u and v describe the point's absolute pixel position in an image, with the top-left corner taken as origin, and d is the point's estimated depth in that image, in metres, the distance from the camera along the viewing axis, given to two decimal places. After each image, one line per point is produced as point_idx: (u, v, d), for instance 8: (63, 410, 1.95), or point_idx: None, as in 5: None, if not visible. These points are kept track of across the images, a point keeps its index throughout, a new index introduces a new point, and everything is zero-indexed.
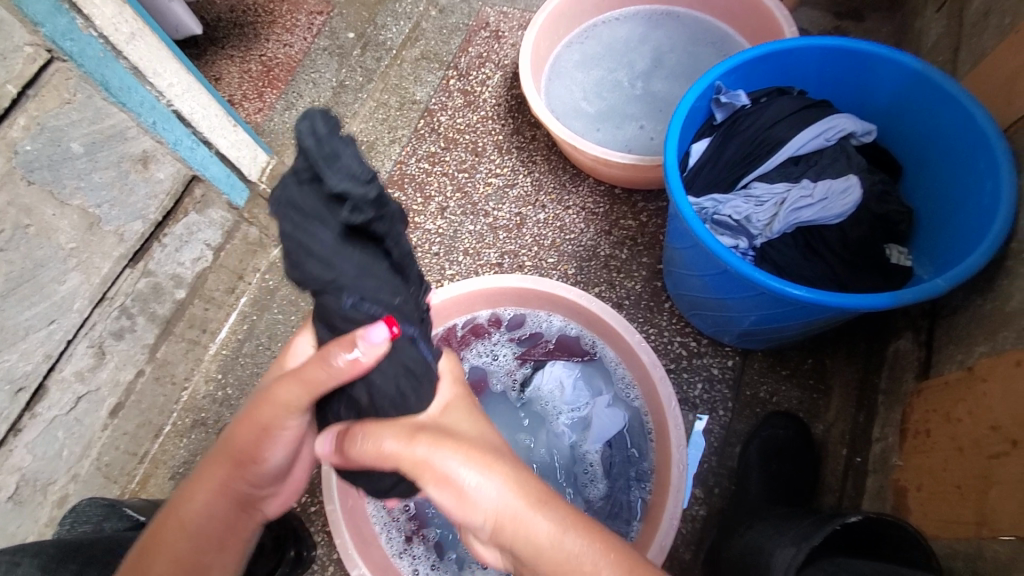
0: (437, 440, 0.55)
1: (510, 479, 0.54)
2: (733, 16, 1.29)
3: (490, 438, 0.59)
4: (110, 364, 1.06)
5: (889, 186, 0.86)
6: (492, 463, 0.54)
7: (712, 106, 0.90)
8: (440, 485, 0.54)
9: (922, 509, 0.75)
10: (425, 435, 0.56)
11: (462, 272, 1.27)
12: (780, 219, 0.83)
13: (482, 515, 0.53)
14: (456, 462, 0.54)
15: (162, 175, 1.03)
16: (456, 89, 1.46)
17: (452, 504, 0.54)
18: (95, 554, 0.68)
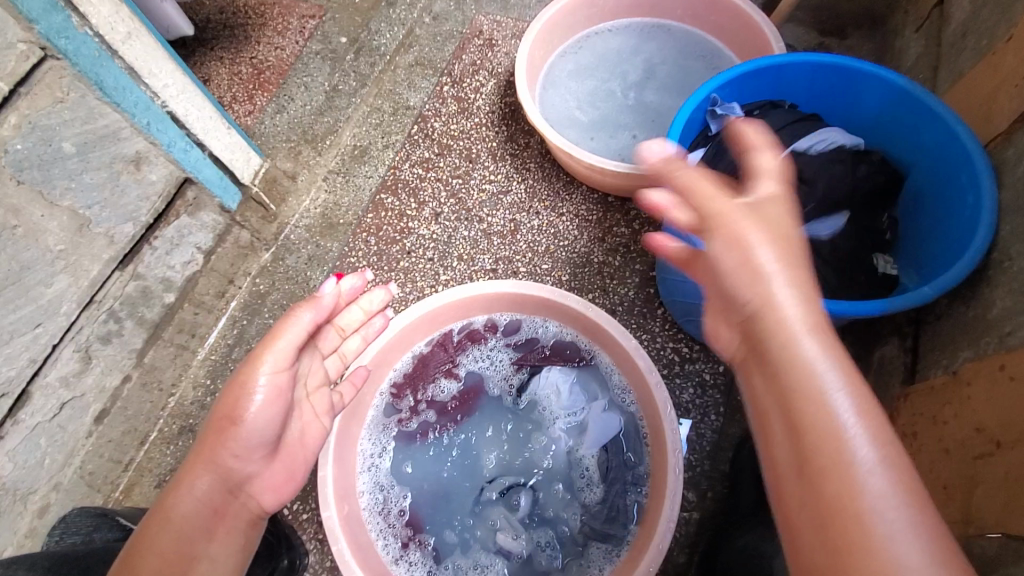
0: (751, 230, 0.59)
1: (795, 298, 0.55)
2: (723, 30, 1.32)
3: (796, 252, 0.60)
4: (96, 369, 1.04)
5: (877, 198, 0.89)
6: (789, 279, 0.56)
7: (707, 118, 0.92)
8: (740, 269, 0.58)
9: None
10: (760, 226, 0.59)
11: (457, 277, 1.27)
12: None
13: (786, 316, 0.55)
14: (767, 255, 0.57)
15: (154, 177, 1.02)
16: (449, 95, 1.47)
17: (753, 301, 0.57)
18: (89, 568, 0.66)
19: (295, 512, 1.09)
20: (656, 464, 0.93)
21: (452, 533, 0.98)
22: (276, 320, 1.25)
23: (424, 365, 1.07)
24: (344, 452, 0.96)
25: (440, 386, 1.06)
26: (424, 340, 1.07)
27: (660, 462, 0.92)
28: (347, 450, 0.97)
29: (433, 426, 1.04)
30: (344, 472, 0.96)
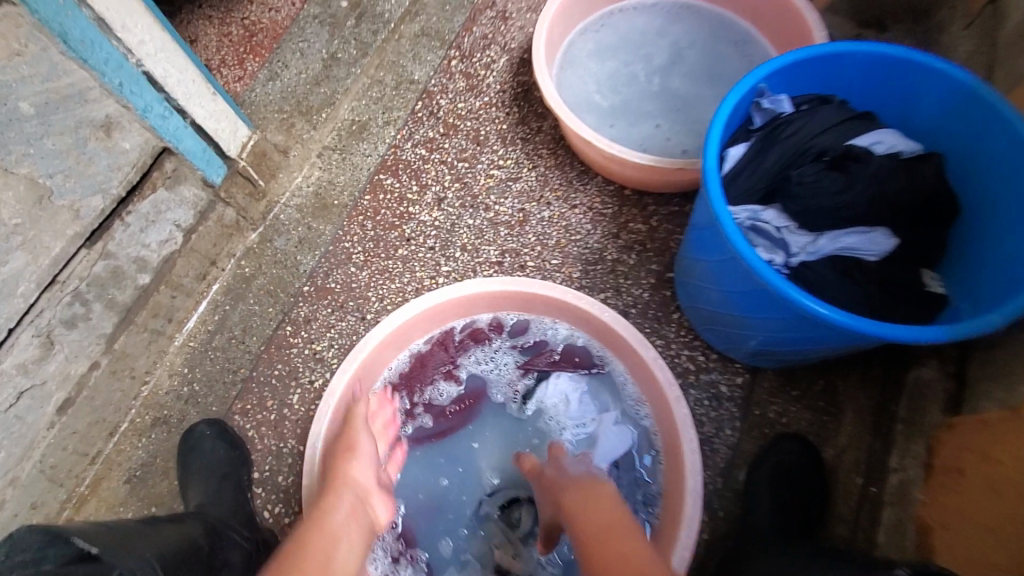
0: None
1: None
2: (757, 15, 1.22)
3: None
4: (59, 356, 0.94)
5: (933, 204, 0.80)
6: None
7: (751, 109, 0.83)
8: None
9: (951, 553, 0.71)
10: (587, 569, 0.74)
11: (459, 269, 1.18)
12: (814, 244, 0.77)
13: None
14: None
15: (127, 145, 0.91)
16: (457, 71, 1.36)
17: None
18: None
19: (276, 516, 1.02)
20: (670, 486, 0.86)
21: (450, 547, 0.92)
22: (262, 307, 1.16)
23: (421, 365, 0.99)
24: None
25: (439, 388, 0.99)
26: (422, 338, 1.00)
27: (675, 485, 0.84)
28: None
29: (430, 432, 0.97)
30: None
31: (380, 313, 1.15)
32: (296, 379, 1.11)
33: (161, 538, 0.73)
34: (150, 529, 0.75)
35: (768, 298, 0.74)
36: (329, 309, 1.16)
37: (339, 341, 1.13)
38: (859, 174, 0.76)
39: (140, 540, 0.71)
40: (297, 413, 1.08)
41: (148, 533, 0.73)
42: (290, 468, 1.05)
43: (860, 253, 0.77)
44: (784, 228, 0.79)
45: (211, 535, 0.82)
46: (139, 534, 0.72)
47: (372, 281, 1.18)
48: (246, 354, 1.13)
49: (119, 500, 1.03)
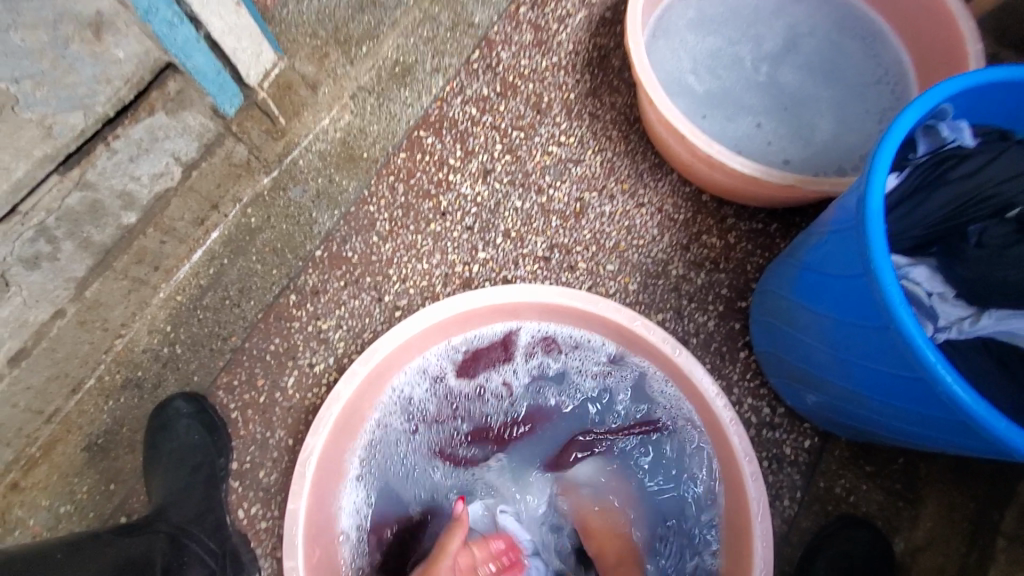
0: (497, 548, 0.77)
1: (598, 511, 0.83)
2: (900, 10, 1.00)
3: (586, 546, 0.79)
4: (17, 300, 0.79)
5: None
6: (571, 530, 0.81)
7: (918, 133, 0.64)
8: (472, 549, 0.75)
9: None
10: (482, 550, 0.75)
11: (498, 259, 1.01)
12: (962, 329, 0.62)
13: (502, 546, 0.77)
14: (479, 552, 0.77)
15: (122, 54, 0.72)
16: (526, 19, 1.15)
17: None
18: None
19: (252, 517, 0.88)
20: (729, 571, 0.74)
21: None
22: (264, 266, 0.99)
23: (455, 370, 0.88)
24: (327, 474, 0.78)
25: (473, 401, 0.88)
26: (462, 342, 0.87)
27: (735, 574, 0.73)
28: (330, 474, 0.79)
29: (453, 448, 0.87)
30: (322, 500, 0.77)
31: (400, 296, 0.99)
32: (293, 359, 0.95)
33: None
34: (76, 564, 0.62)
35: (912, 386, 0.58)
36: (341, 282, 1.00)
37: (348, 321, 0.97)
38: None
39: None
40: (289, 399, 0.93)
41: (72, 571, 0.61)
42: (275, 462, 0.90)
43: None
44: (936, 296, 0.63)
45: (169, 555, 0.70)
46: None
47: (395, 257, 1.01)
48: (241, 320, 0.98)
49: (77, 469, 0.90)
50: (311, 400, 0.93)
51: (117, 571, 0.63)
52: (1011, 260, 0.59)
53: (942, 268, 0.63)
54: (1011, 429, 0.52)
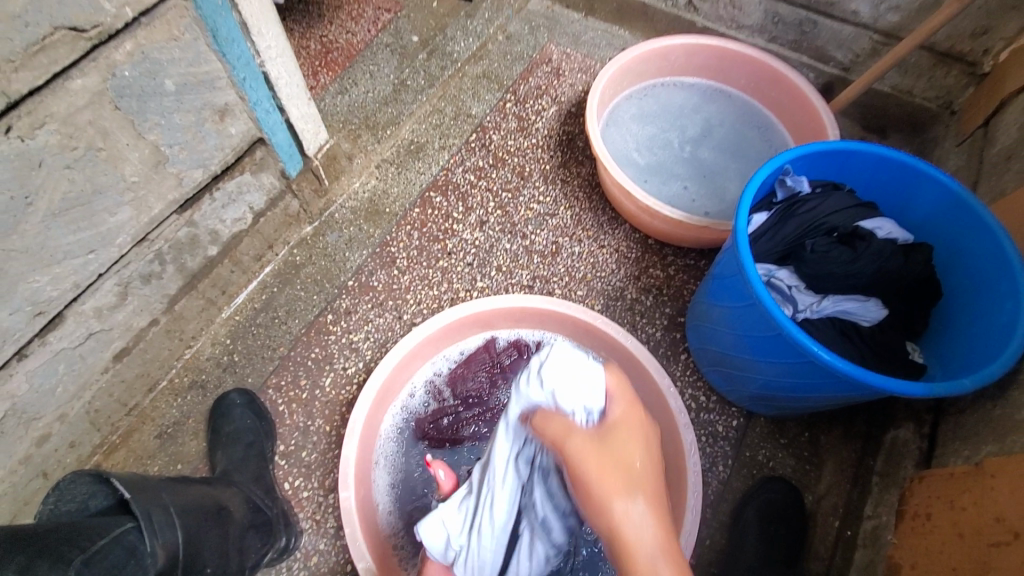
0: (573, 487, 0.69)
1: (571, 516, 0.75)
2: (782, 108, 1.39)
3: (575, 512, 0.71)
4: (128, 308, 1.02)
5: (931, 279, 0.91)
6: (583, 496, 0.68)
7: (776, 184, 0.97)
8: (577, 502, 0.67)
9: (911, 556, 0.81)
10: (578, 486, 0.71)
11: (493, 287, 1.30)
12: (813, 309, 0.91)
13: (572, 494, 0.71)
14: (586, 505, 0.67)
15: (234, 131, 1.02)
16: (511, 112, 1.52)
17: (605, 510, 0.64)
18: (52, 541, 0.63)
19: (296, 488, 1.08)
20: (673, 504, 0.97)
21: None
22: (307, 292, 1.26)
23: (463, 367, 1.12)
24: (368, 438, 0.99)
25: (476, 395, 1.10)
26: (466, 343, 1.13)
27: (677, 502, 0.95)
28: (369, 439, 1.00)
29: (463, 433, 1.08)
30: (364, 458, 0.98)
31: (416, 315, 1.25)
32: (331, 364, 1.19)
33: (186, 493, 0.81)
34: (180, 484, 0.83)
35: (781, 342, 0.86)
36: (369, 305, 1.26)
37: (375, 335, 1.22)
38: (864, 250, 0.90)
39: (169, 490, 0.78)
40: (327, 395, 1.16)
41: (178, 486, 0.81)
42: (315, 445, 1.11)
43: (856, 317, 0.90)
44: (794, 287, 0.93)
45: (236, 501, 0.90)
46: (169, 486, 0.80)
47: (412, 285, 1.29)
48: (287, 334, 1.21)
49: (149, 453, 1.09)
50: (344, 396, 1.16)
51: (203, 497, 0.84)
52: (833, 258, 0.90)
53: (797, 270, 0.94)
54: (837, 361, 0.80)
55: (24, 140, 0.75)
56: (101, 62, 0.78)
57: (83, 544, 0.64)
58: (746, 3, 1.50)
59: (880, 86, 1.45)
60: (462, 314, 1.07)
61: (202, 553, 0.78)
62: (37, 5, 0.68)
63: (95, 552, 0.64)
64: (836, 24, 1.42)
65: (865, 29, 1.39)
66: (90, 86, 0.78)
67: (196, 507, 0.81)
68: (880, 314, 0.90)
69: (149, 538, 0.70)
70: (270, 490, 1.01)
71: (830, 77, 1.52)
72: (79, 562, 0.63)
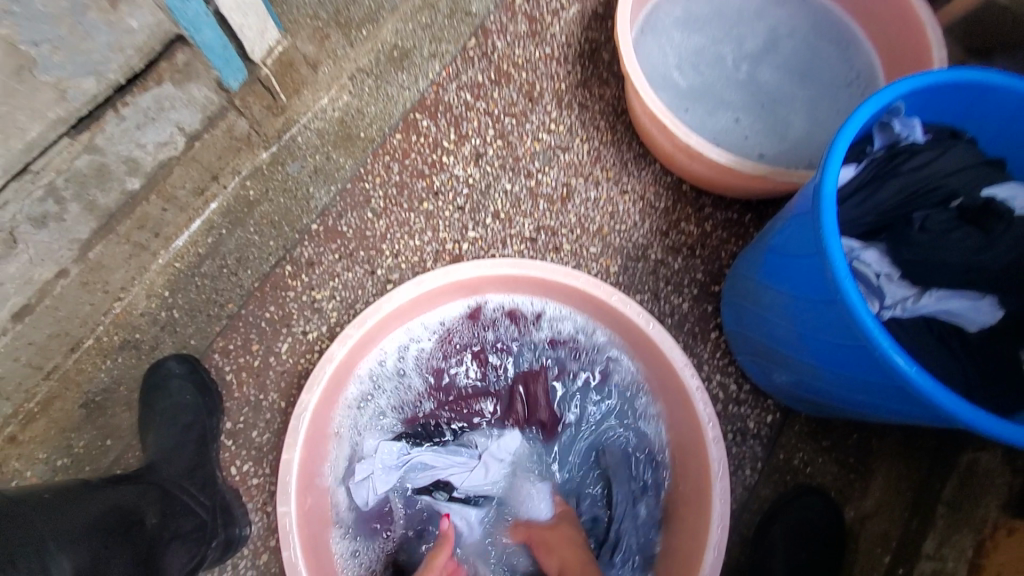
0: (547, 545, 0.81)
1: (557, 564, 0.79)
2: (873, 17, 1.07)
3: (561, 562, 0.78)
4: (22, 257, 0.82)
5: None
6: None
7: (874, 128, 0.70)
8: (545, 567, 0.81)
9: None
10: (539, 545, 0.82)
11: (487, 238, 1.06)
12: (908, 306, 0.68)
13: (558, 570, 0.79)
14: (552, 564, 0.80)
15: (135, 24, 0.76)
16: (521, 10, 1.20)
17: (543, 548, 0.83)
18: None
19: (245, 474, 0.92)
20: (690, 529, 0.80)
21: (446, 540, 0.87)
22: (262, 238, 1.05)
23: (439, 341, 0.93)
24: (318, 431, 0.82)
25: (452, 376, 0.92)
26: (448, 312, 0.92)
27: (696, 531, 0.78)
28: (321, 432, 0.82)
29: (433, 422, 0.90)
30: (313, 455, 0.81)
31: (392, 271, 1.03)
32: (288, 327, 0.99)
33: (77, 512, 0.63)
34: (69, 498, 0.64)
35: (861, 355, 0.64)
36: (336, 255, 1.04)
37: (341, 293, 1.01)
38: (1000, 234, 0.64)
39: (44, 516, 0.60)
40: (283, 364, 0.97)
41: (61, 505, 0.63)
42: (268, 424, 0.94)
43: (961, 320, 0.68)
44: (884, 277, 0.68)
45: (158, 506, 0.72)
46: (47, 509, 0.61)
47: (388, 233, 1.06)
48: (239, 288, 1.05)
49: (75, 426, 0.94)
50: (303, 366, 0.97)
51: (105, 509, 0.66)
52: (949, 241, 0.65)
53: (890, 251, 0.69)
54: (943, 393, 0.58)
55: None
56: None
57: None
58: None
59: None
60: (441, 282, 0.85)
61: None
62: None
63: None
64: None
65: None
66: None
67: (93, 527, 0.62)
68: (993, 315, 0.67)
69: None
70: (207, 482, 0.85)
71: None
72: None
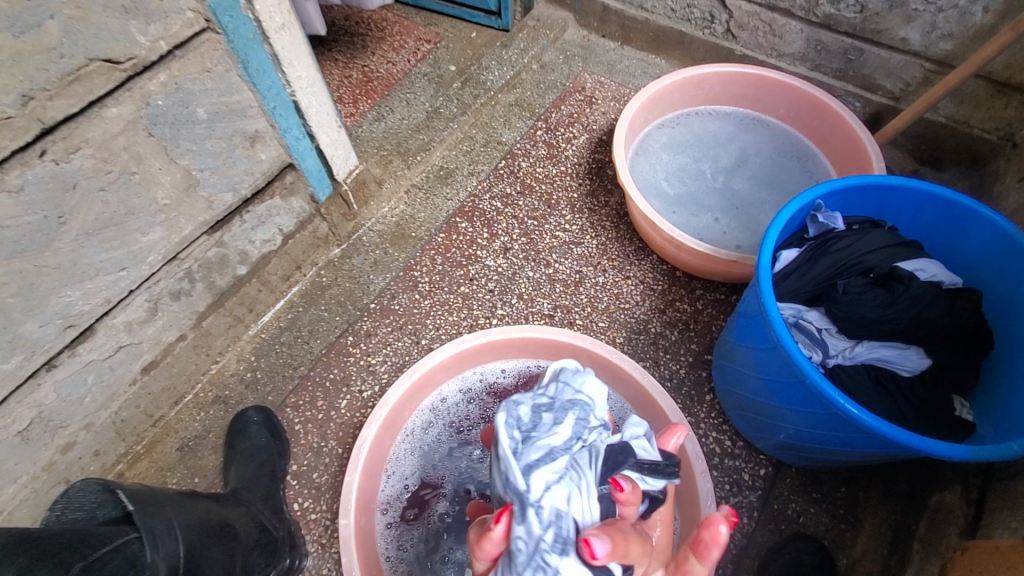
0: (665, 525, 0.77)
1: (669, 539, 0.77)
2: (822, 137, 1.32)
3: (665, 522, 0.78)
4: (158, 322, 1.07)
5: (981, 326, 0.83)
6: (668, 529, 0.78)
7: (807, 220, 0.92)
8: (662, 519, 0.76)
9: None
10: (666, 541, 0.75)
11: (512, 314, 1.27)
12: (848, 354, 0.85)
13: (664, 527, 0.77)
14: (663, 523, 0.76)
15: (264, 156, 1.07)
16: (541, 140, 1.52)
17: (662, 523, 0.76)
18: (49, 550, 0.58)
19: (304, 510, 1.07)
20: None
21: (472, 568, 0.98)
22: (330, 314, 1.27)
23: (490, 392, 1.11)
24: (373, 463, 0.99)
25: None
26: (499, 367, 1.12)
27: None
28: (375, 464, 0.99)
29: (476, 463, 1.05)
30: (368, 483, 0.98)
31: (434, 340, 1.24)
32: (347, 386, 1.19)
33: (191, 510, 0.77)
34: (185, 498, 0.79)
35: (805, 390, 0.79)
36: (389, 328, 1.25)
37: (393, 358, 1.22)
38: (903, 293, 0.83)
39: (173, 505, 0.74)
40: (342, 417, 1.16)
41: (181, 502, 0.77)
42: (327, 467, 1.11)
43: (895, 367, 0.84)
44: (824, 330, 0.87)
45: (242, 519, 0.87)
46: (175, 502, 0.76)
47: (432, 310, 1.28)
48: (308, 354, 1.22)
49: (169, 464, 1.11)
50: (358, 419, 1.15)
51: (208, 514, 0.80)
52: (864, 302, 0.84)
53: (828, 312, 0.88)
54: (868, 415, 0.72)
55: (59, 163, 0.80)
56: (135, 92, 0.84)
57: (85, 551, 0.60)
58: (787, 31, 1.46)
59: (934, 115, 1.36)
60: (490, 338, 1.06)
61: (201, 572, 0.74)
62: (73, 38, 0.74)
63: (95, 560, 0.60)
64: (884, 51, 1.36)
65: (915, 56, 1.32)
66: (124, 114, 0.84)
67: (199, 524, 0.76)
68: (923, 364, 0.83)
69: (151, 551, 0.66)
70: (275, 511, 1.01)
71: (878, 106, 1.44)
72: (78, 568, 0.58)
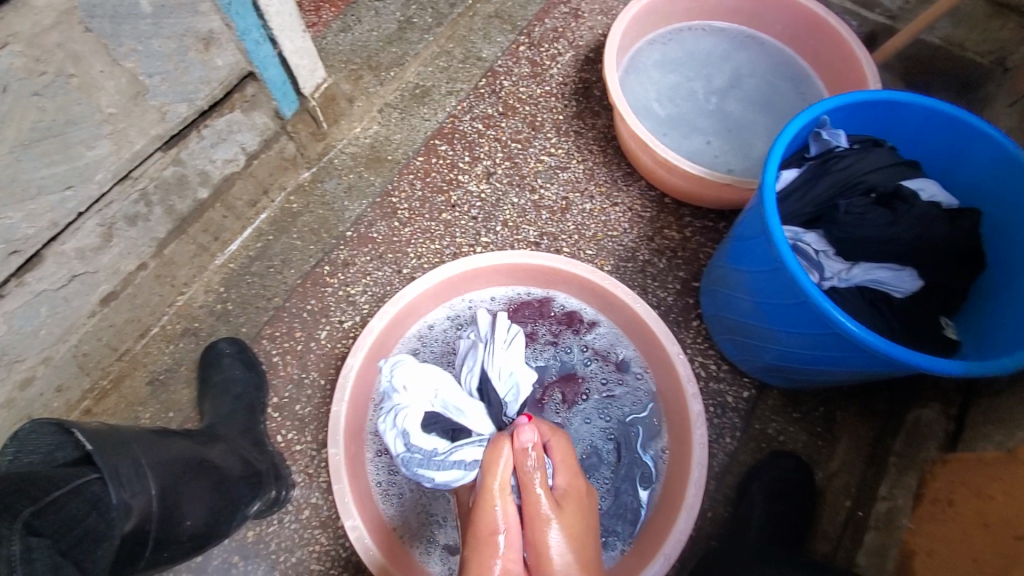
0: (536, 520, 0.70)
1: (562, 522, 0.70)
2: (818, 56, 1.26)
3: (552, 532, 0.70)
4: (114, 250, 0.99)
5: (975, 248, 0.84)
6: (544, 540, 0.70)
7: (809, 138, 0.88)
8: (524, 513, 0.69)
9: (929, 523, 0.80)
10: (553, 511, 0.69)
11: (497, 242, 1.23)
12: (845, 277, 0.84)
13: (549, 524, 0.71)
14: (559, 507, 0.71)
15: (220, 62, 0.95)
16: (524, 56, 1.41)
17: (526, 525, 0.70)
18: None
19: (288, 441, 1.05)
20: (675, 472, 0.93)
21: None
22: (303, 243, 1.19)
23: None
24: (360, 392, 0.96)
25: None
26: (489, 295, 1.08)
27: (681, 473, 0.91)
28: (363, 393, 0.97)
29: None
30: (356, 413, 0.95)
31: (416, 269, 1.18)
32: (326, 317, 1.13)
33: (163, 448, 0.73)
34: (156, 435, 0.75)
35: (805, 311, 0.79)
36: (368, 257, 1.19)
37: (373, 289, 1.16)
38: (904, 213, 0.82)
39: (143, 443, 0.70)
40: (322, 347, 1.11)
41: (152, 438, 0.73)
42: (309, 399, 1.07)
43: (889, 288, 0.83)
44: (821, 253, 0.86)
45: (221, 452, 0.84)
46: (145, 441, 0.71)
47: (413, 238, 1.21)
48: (282, 285, 1.15)
49: (139, 399, 1.06)
50: (339, 349, 1.11)
51: (182, 451, 0.76)
52: (867, 221, 0.83)
53: (825, 233, 0.86)
54: (869, 334, 0.72)
55: None
56: None
57: (35, 494, 0.55)
58: None
59: (929, 36, 1.30)
60: (479, 264, 1.01)
61: (181, 507, 0.71)
62: None
63: (48, 504, 0.56)
64: None
65: None
66: (55, 4, 0.72)
67: (173, 459, 0.73)
68: (915, 285, 0.83)
69: (116, 491, 0.62)
70: (257, 444, 0.97)
71: (874, 25, 1.39)
72: (29, 514, 0.54)
